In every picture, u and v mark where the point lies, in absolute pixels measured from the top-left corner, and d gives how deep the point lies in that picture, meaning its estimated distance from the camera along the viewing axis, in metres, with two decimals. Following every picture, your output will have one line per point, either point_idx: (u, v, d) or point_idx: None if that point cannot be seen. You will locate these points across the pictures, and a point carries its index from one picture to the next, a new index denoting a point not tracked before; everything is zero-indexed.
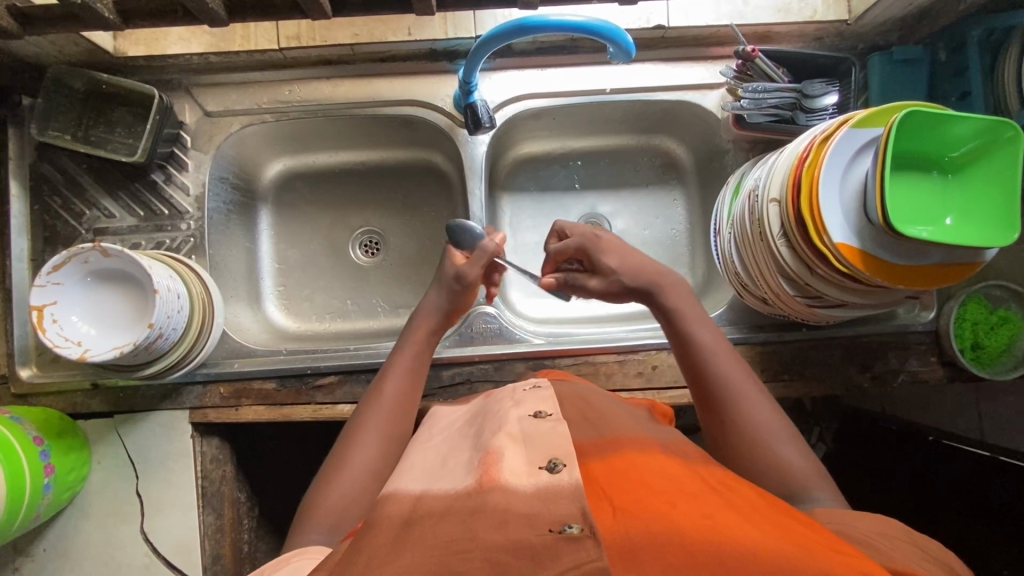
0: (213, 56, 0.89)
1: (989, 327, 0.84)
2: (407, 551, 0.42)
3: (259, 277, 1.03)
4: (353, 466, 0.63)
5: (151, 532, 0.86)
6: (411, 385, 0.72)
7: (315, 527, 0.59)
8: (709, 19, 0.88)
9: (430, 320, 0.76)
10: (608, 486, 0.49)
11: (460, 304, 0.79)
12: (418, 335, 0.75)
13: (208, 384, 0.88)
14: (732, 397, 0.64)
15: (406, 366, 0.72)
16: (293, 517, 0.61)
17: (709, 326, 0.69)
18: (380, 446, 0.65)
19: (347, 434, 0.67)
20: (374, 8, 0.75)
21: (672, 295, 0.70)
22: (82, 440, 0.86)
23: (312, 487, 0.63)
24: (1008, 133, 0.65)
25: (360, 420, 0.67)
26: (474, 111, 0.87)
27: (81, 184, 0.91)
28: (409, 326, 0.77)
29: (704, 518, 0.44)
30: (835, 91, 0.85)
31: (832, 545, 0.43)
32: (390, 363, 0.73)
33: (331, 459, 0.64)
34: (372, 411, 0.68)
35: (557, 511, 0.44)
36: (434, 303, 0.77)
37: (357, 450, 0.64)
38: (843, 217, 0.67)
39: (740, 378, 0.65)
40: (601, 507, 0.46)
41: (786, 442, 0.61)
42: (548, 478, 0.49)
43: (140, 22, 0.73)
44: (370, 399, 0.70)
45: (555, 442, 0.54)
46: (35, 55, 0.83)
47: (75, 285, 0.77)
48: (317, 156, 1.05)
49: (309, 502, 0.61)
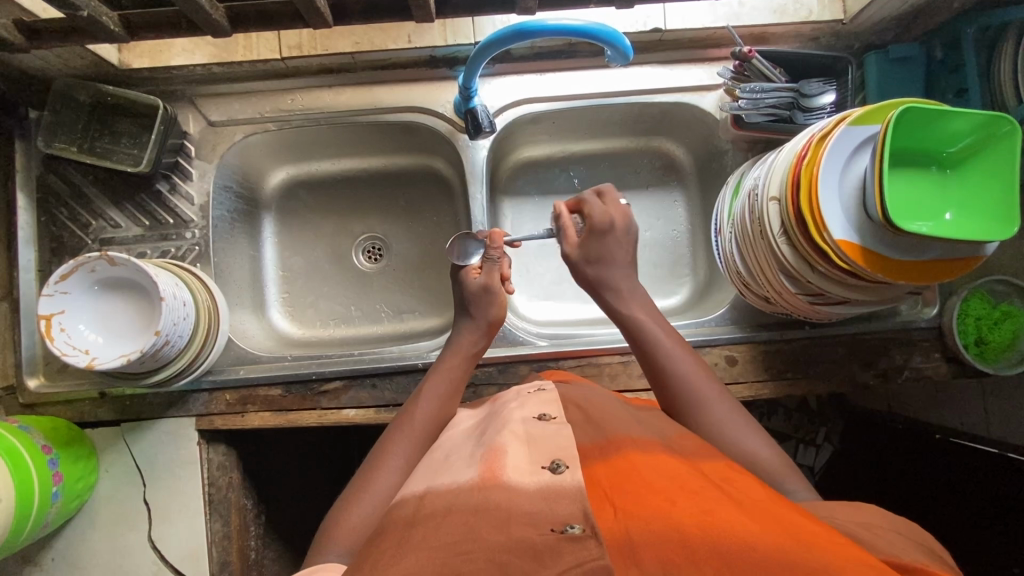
0: (216, 67, 0.91)
1: (992, 322, 0.85)
2: (411, 551, 0.42)
3: (263, 284, 1.03)
4: (378, 490, 0.62)
5: (159, 539, 0.86)
6: (446, 399, 0.72)
7: (332, 539, 0.59)
8: (705, 21, 0.89)
9: (463, 350, 0.77)
10: (609, 488, 0.49)
11: (495, 317, 0.78)
12: (456, 357, 0.76)
13: (214, 391, 0.89)
14: (701, 404, 0.65)
15: (439, 392, 0.72)
16: (314, 537, 0.61)
17: (666, 326, 0.72)
18: (407, 463, 0.65)
19: (377, 450, 0.67)
20: (375, 16, 0.76)
21: (629, 303, 0.73)
22: (89, 449, 0.86)
23: (336, 505, 0.63)
24: (1004, 128, 0.65)
25: (385, 445, 0.67)
26: (474, 116, 0.87)
27: (87, 195, 0.92)
28: (443, 355, 0.77)
29: (704, 513, 0.45)
30: (832, 90, 0.86)
31: (833, 536, 0.43)
32: (427, 379, 0.74)
33: (356, 482, 0.64)
34: (400, 435, 0.68)
35: (559, 512, 0.45)
36: (470, 326, 0.78)
37: (384, 473, 0.64)
38: (842, 213, 0.67)
39: (706, 383, 0.67)
40: (602, 508, 0.47)
41: (762, 445, 0.63)
42: (551, 478, 0.49)
43: (145, 35, 0.74)
44: (401, 423, 0.70)
45: (560, 443, 0.54)
46: (41, 68, 0.84)
47: (82, 293, 0.78)
48: (319, 164, 1.06)
49: (329, 525, 0.61)
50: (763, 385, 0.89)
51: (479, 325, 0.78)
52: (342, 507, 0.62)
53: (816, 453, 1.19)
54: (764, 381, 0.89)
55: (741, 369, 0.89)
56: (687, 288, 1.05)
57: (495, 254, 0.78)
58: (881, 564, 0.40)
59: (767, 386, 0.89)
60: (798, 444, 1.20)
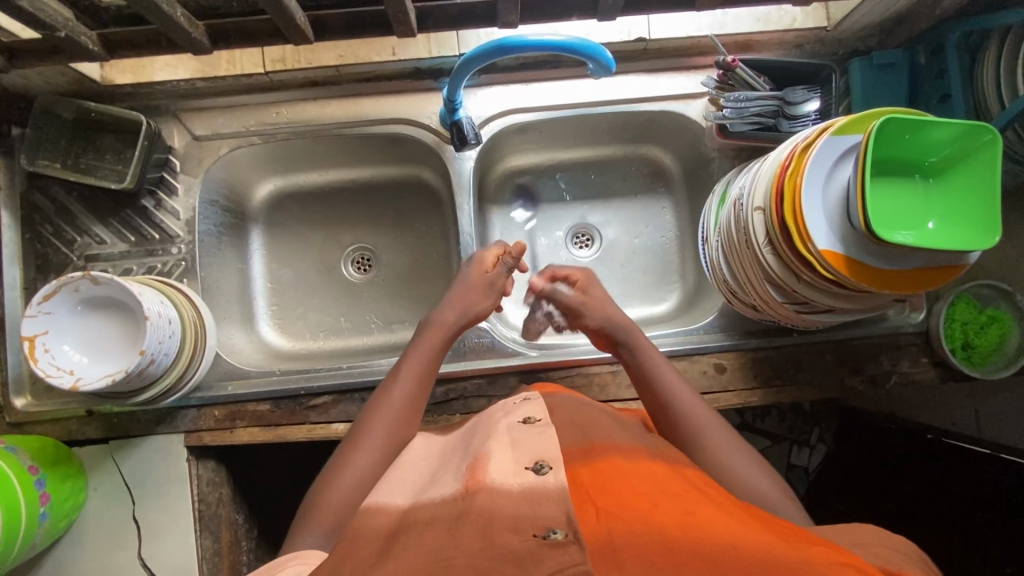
0: (200, 82, 0.90)
1: (979, 327, 0.85)
2: (393, 558, 0.42)
3: (252, 298, 1.03)
4: (354, 474, 0.62)
5: (149, 557, 0.86)
6: (423, 379, 0.72)
7: (311, 520, 0.59)
8: (689, 30, 0.89)
9: (443, 332, 0.75)
10: (592, 490, 0.49)
11: (480, 308, 0.78)
12: (434, 338, 0.75)
13: (203, 408, 0.89)
14: (695, 427, 0.66)
15: (417, 373, 0.71)
16: (295, 515, 0.62)
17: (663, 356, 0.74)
18: (384, 448, 0.65)
19: (354, 433, 0.67)
20: (356, 31, 0.75)
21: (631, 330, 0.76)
22: (78, 468, 0.86)
23: (314, 485, 0.63)
24: (985, 138, 0.65)
25: (364, 427, 0.67)
26: (460, 128, 0.87)
27: (72, 212, 0.92)
28: (421, 334, 0.76)
29: (684, 515, 0.45)
30: (816, 98, 0.86)
31: (812, 538, 0.44)
32: (405, 359, 0.73)
33: (332, 464, 0.64)
34: (378, 416, 0.68)
35: (541, 514, 0.45)
36: (452, 308, 0.77)
37: (358, 456, 0.64)
38: (827, 224, 0.67)
39: (703, 412, 0.67)
40: (584, 510, 0.47)
41: (760, 474, 0.62)
42: (535, 479, 0.49)
43: (126, 53, 0.74)
44: (377, 405, 0.69)
45: (542, 444, 0.54)
46: (23, 86, 0.84)
47: (67, 313, 0.78)
48: (307, 176, 1.05)
49: (309, 505, 0.61)
50: (752, 393, 0.90)
51: (466, 299, 0.78)
52: (320, 487, 0.62)
53: (810, 453, 1.21)
54: (754, 389, 0.89)
55: (730, 377, 0.89)
56: (677, 294, 1.05)
57: (512, 260, 0.81)
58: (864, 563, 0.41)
59: (757, 394, 0.89)
60: (792, 445, 1.21)
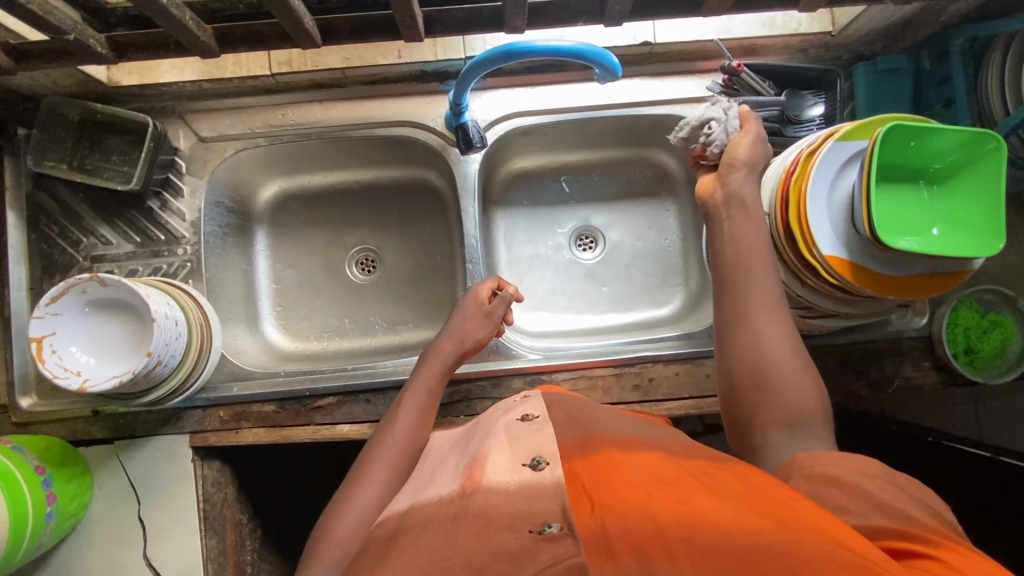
0: (206, 84, 0.92)
1: (981, 331, 0.85)
2: (393, 561, 0.43)
3: (256, 298, 1.03)
4: (362, 501, 0.62)
5: (154, 556, 0.86)
6: (426, 408, 0.72)
7: (320, 553, 0.59)
8: (696, 34, 0.90)
9: (442, 361, 0.77)
10: (587, 481, 0.49)
11: (479, 338, 0.79)
12: (434, 366, 0.76)
13: (208, 408, 0.89)
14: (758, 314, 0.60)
15: (420, 403, 0.72)
16: (303, 550, 0.61)
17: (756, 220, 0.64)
18: (391, 474, 0.65)
19: (361, 463, 0.67)
20: (363, 36, 0.76)
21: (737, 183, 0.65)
22: (83, 467, 0.86)
23: (322, 519, 0.63)
24: (990, 145, 0.65)
25: (370, 456, 0.67)
26: (466, 131, 0.89)
27: (78, 213, 0.92)
28: (423, 363, 0.77)
29: (678, 504, 0.45)
30: (821, 102, 0.88)
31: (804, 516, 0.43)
32: (406, 389, 0.74)
33: (340, 495, 0.64)
34: (384, 444, 0.68)
35: (538, 510, 0.45)
36: (450, 337, 0.78)
37: (365, 483, 0.64)
38: (831, 229, 0.68)
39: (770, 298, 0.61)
40: (579, 502, 0.47)
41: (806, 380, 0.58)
42: (530, 475, 0.50)
43: (134, 56, 0.74)
44: (382, 435, 0.70)
45: (539, 443, 0.55)
46: (30, 87, 0.84)
47: (75, 314, 0.78)
48: (311, 177, 1.06)
49: (319, 536, 0.61)
50: None
51: (463, 331, 0.79)
52: (328, 520, 0.62)
53: None
54: None
55: None
56: (681, 296, 1.05)
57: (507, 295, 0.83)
58: (858, 538, 0.40)
59: None
60: None
